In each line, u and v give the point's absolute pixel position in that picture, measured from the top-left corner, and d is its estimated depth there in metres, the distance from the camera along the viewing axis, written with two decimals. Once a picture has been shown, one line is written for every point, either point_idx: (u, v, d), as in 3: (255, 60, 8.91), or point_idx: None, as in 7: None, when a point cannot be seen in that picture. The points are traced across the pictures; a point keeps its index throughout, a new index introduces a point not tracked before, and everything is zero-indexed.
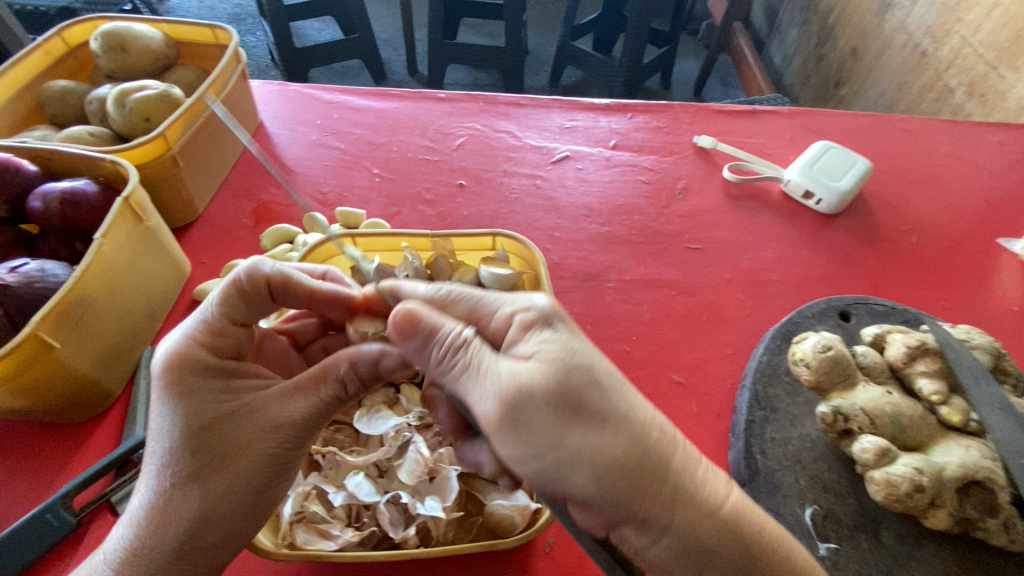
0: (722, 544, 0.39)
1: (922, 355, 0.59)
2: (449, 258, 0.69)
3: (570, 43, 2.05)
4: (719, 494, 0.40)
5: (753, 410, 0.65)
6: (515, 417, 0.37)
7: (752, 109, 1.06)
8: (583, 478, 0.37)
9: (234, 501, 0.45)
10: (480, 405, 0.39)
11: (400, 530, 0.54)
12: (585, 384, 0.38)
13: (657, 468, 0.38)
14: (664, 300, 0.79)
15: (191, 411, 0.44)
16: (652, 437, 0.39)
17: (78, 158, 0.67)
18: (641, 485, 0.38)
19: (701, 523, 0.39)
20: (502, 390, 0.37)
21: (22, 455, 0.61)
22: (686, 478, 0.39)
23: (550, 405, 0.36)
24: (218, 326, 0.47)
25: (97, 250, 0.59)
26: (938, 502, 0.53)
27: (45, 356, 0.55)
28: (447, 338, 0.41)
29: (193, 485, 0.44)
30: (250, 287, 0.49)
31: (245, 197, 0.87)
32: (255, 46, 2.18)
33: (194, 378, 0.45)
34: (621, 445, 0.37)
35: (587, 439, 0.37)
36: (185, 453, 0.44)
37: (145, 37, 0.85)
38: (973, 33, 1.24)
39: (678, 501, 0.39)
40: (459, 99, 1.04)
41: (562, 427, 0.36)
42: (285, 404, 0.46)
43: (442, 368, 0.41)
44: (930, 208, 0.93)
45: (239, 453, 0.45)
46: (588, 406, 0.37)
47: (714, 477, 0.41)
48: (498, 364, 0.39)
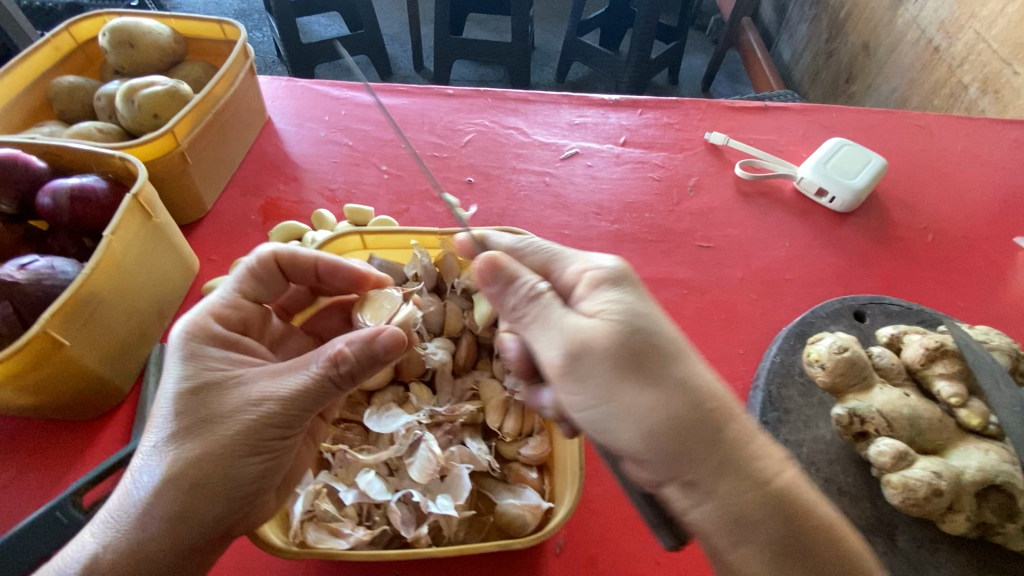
0: (767, 517, 0.37)
1: (941, 356, 0.58)
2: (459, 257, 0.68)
3: (577, 38, 2.03)
4: (771, 474, 0.39)
5: (766, 411, 0.64)
6: (576, 367, 0.39)
7: (764, 106, 1.05)
8: (632, 431, 0.38)
9: (211, 472, 0.43)
10: (545, 352, 0.41)
11: (412, 529, 0.54)
12: (644, 344, 0.39)
13: (706, 433, 0.38)
14: (675, 299, 0.79)
15: (186, 375, 0.45)
16: (706, 404, 0.39)
17: (87, 155, 0.67)
18: (689, 445, 0.38)
19: (746, 496, 0.38)
20: (568, 344, 0.40)
21: (31, 453, 0.61)
22: (737, 447, 0.39)
23: (609, 357, 0.39)
24: (232, 300, 0.52)
25: (106, 248, 0.59)
26: (957, 506, 0.52)
27: (53, 352, 0.54)
28: (523, 288, 0.44)
29: (173, 447, 0.43)
30: (260, 265, 0.53)
31: (253, 194, 0.86)
32: (262, 42, 2.18)
33: (197, 345, 0.47)
34: (671, 405, 0.38)
35: (640, 396, 0.38)
36: (173, 412, 0.43)
37: (153, 32, 0.85)
38: (987, 29, 1.22)
39: (725, 470, 0.38)
40: (467, 95, 1.03)
41: (618, 381, 0.38)
42: (273, 380, 0.45)
43: (514, 314, 0.44)
44: (945, 207, 0.92)
45: (222, 422, 0.44)
46: (643, 364, 0.39)
47: (771, 456, 0.40)
48: (566, 317, 0.41)
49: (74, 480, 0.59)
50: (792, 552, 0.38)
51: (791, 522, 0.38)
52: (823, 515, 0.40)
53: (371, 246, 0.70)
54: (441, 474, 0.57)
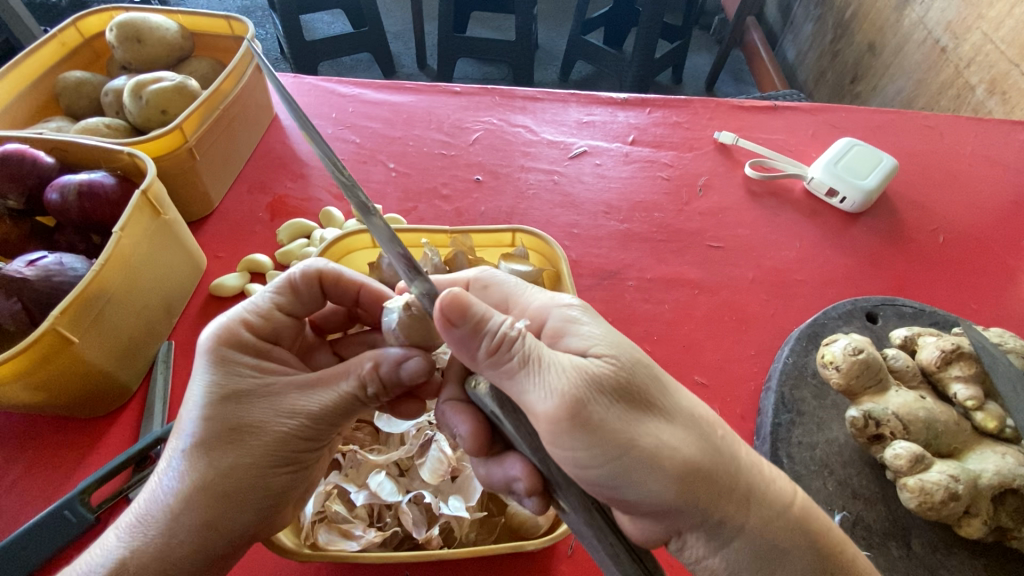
0: (795, 546, 0.40)
1: (957, 359, 0.58)
2: (469, 255, 0.68)
3: (581, 37, 2.02)
4: (787, 494, 0.41)
5: (779, 413, 0.63)
6: (585, 414, 0.36)
7: (773, 105, 1.04)
8: (654, 480, 0.37)
9: (240, 482, 0.42)
10: (544, 402, 0.37)
11: (423, 530, 0.53)
12: (647, 381, 0.39)
13: (727, 465, 0.39)
14: (685, 299, 0.78)
15: (218, 382, 0.43)
16: (718, 432, 0.40)
17: (95, 151, 0.67)
18: (715, 484, 0.38)
19: (772, 524, 0.40)
20: (573, 386, 0.36)
21: (38, 451, 0.60)
22: (756, 477, 0.40)
23: (618, 399, 0.37)
24: (266, 311, 0.49)
25: (116, 244, 0.58)
26: (973, 510, 0.52)
27: (63, 350, 0.54)
28: (501, 328, 0.38)
29: (203, 457, 0.42)
30: (301, 281, 0.51)
31: (260, 191, 0.86)
32: (265, 39, 2.18)
33: (230, 351, 0.44)
34: (688, 442, 0.38)
35: (659, 435, 0.37)
36: (203, 421, 0.42)
37: (161, 28, 0.84)
38: (995, 29, 1.22)
39: (751, 500, 0.39)
40: (474, 93, 1.03)
41: (634, 422, 0.37)
42: (305, 395, 0.44)
43: (496, 361, 0.38)
44: (956, 208, 0.91)
45: (255, 432, 0.43)
46: (649, 401, 0.38)
47: (782, 479, 0.43)
48: (561, 357, 0.38)
49: (80, 480, 0.59)
50: (817, 570, 0.41)
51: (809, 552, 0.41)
52: (817, 531, 0.42)
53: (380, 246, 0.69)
54: (452, 475, 0.57)
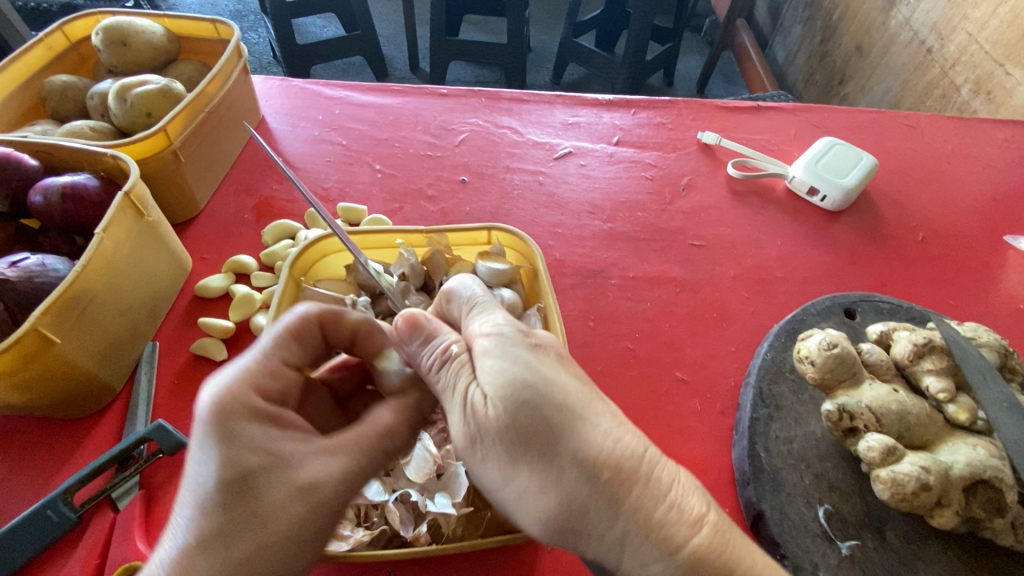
0: None
1: (929, 353, 0.59)
2: (446, 254, 0.69)
3: (572, 39, 2.03)
4: (675, 538, 0.38)
5: (757, 408, 0.64)
6: (474, 449, 0.41)
7: (756, 105, 1.05)
8: (531, 514, 0.40)
9: (263, 568, 0.39)
10: (452, 425, 0.43)
11: (411, 528, 0.54)
12: (532, 423, 0.39)
13: (602, 508, 0.38)
14: (667, 297, 0.79)
15: (230, 462, 0.39)
16: (602, 479, 0.38)
17: (79, 153, 0.67)
18: (585, 526, 0.39)
19: (652, 568, 0.38)
20: (466, 423, 0.41)
21: (21, 451, 0.61)
22: (638, 519, 0.38)
23: (499, 441, 0.40)
24: (270, 368, 0.46)
25: (98, 245, 0.59)
26: (945, 501, 0.53)
27: (45, 351, 0.54)
28: (435, 352, 0.45)
29: (219, 545, 0.38)
30: (302, 330, 0.49)
31: (246, 192, 0.86)
32: (257, 42, 2.18)
33: (242, 423, 0.41)
34: (560, 491, 0.39)
35: (532, 480, 0.39)
36: (216, 507, 0.39)
37: (146, 32, 0.85)
38: (979, 30, 1.23)
39: (626, 545, 0.39)
40: (461, 95, 1.04)
41: (512, 465, 0.40)
42: (324, 464, 0.42)
43: (428, 378, 0.45)
44: (935, 205, 0.93)
45: (272, 514, 0.40)
46: (533, 444, 0.39)
47: (679, 522, 0.38)
48: (464, 391, 0.42)
49: (65, 478, 0.59)
50: None
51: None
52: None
53: (357, 248, 0.71)
54: (437, 472, 0.57)
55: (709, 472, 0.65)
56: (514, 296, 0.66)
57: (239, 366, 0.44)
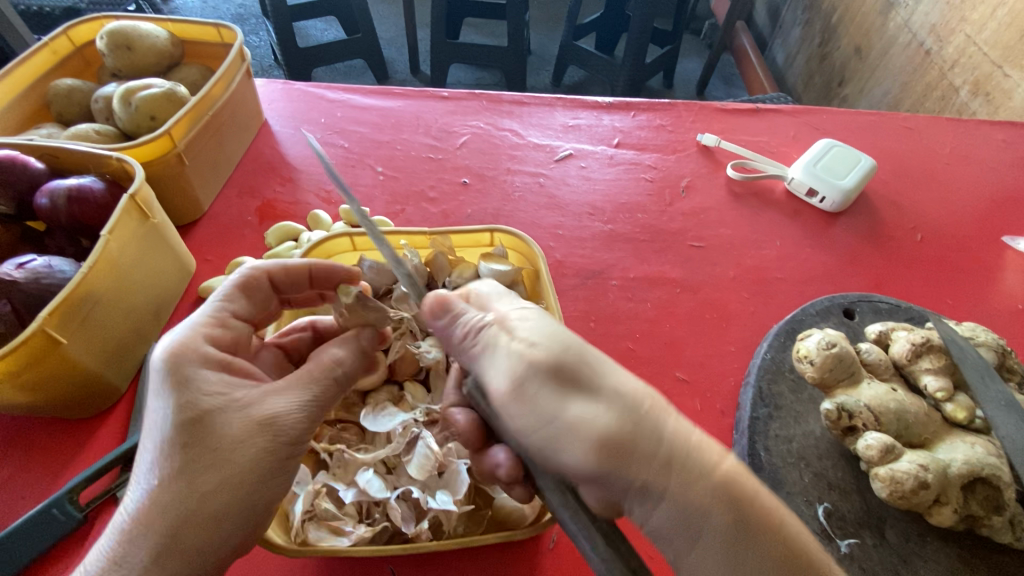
0: (715, 509, 0.41)
1: (927, 352, 0.59)
2: (449, 255, 0.69)
3: (572, 42, 2.04)
4: (708, 460, 0.42)
5: (757, 407, 0.65)
6: (521, 391, 0.43)
7: (755, 108, 1.06)
8: (577, 448, 0.42)
9: (225, 500, 0.42)
10: (494, 378, 0.45)
11: (412, 525, 0.54)
12: (578, 363, 0.43)
13: (647, 433, 0.42)
14: (667, 298, 0.80)
15: (183, 403, 0.43)
16: (641, 408, 0.42)
17: (85, 156, 0.68)
18: (633, 454, 0.41)
19: (695, 488, 0.41)
20: (513, 370, 0.44)
21: (28, 451, 0.61)
22: (678, 442, 0.42)
23: (549, 378, 0.43)
24: (221, 318, 0.50)
25: (104, 247, 0.59)
26: (943, 499, 0.53)
27: (51, 351, 0.55)
28: (472, 319, 0.47)
29: (180, 479, 0.42)
30: (249, 282, 0.53)
31: (249, 195, 0.87)
32: (258, 46, 2.20)
33: (194, 368, 0.44)
34: (609, 415, 0.42)
35: (584, 411, 0.42)
36: (176, 446, 0.42)
37: (151, 36, 0.86)
38: (977, 32, 1.24)
39: (671, 468, 0.41)
40: (462, 98, 1.05)
41: (562, 399, 0.42)
42: (276, 400, 0.45)
43: (463, 345, 0.47)
44: (934, 206, 0.93)
45: (232, 449, 0.43)
46: (579, 380, 0.43)
47: (710, 445, 0.43)
48: (509, 344, 0.45)
49: (71, 478, 0.60)
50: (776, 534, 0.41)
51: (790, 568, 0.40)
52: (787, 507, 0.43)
53: (360, 249, 0.71)
54: (438, 470, 0.58)
55: None
56: None
57: (191, 321, 0.48)
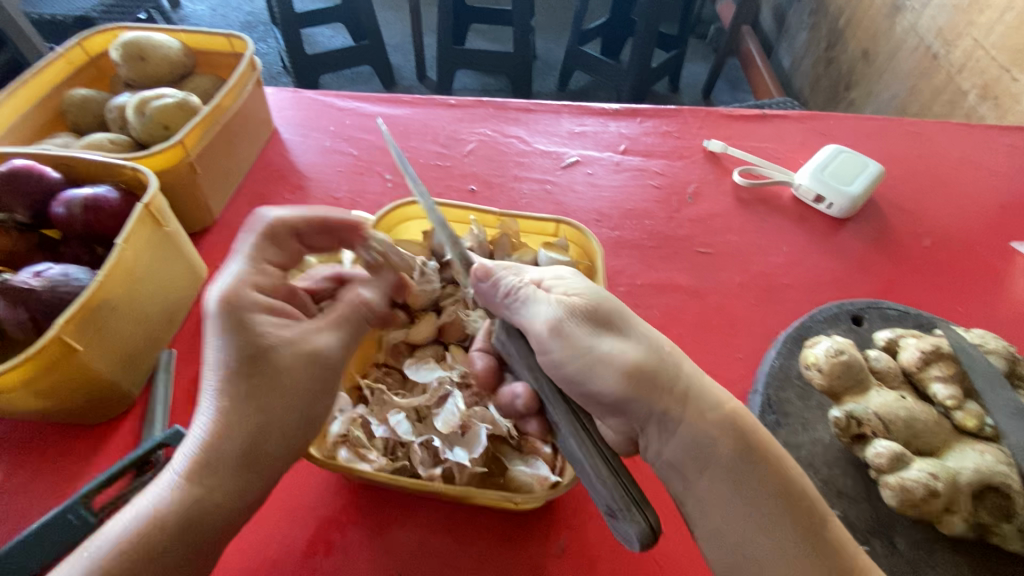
0: (725, 436, 0.44)
1: (937, 359, 0.60)
2: (512, 239, 0.71)
3: (578, 47, 2.05)
4: (720, 396, 0.46)
5: (765, 415, 0.65)
6: (559, 329, 0.47)
7: (762, 114, 1.06)
8: (609, 373, 0.45)
9: (282, 427, 0.45)
10: (535, 322, 0.48)
11: (428, 468, 0.56)
12: (611, 312, 0.48)
13: (668, 369, 0.47)
14: (674, 304, 0.80)
15: (244, 340, 0.44)
16: (664, 350, 0.48)
17: (100, 165, 0.69)
18: (658, 382, 0.46)
19: (708, 417, 0.45)
20: (553, 313, 0.47)
21: (42, 459, 0.62)
22: (694, 381, 0.47)
23: (584, 320, 0.47)
24: (259, 266, 0.50)
25: (118, 256, 0.60)
26: (953, 507, 0.53)
27: (66, 358, 0.56)
28: (510, 282, 0.51)
29: (238, 405, 0.43)
30: (274, 232, 0.53)
31: (260, 202, 0.88)
32: (267, 53, 2.22)
33: (248, 312, 0.46)
34: (636, 349, 0.47)
35: (615, 346, 0.46)
36: (239, 375, 0.44)
37: (164, 46, 0.87)
38: (985, 36, 1.24)
39: (689, 399, 0.46)
40: (469, 106, 1.05)
41: (595, 336, 0.47)
42: (326, 337, 0.49)
43: (503, 302, 0.50)
44: (942, 211, 0.93)
45: (288, 379, 0.45)
46: (610, 324, 0.48)
47: (719, 388, 0.48)
48: (548, 297, 0.49)
49: (84, 485, 0.60)
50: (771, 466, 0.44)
51: (807, 507, 0.43)
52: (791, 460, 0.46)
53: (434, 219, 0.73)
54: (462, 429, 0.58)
55: None
56: None
57: (233, 270, 0.48)
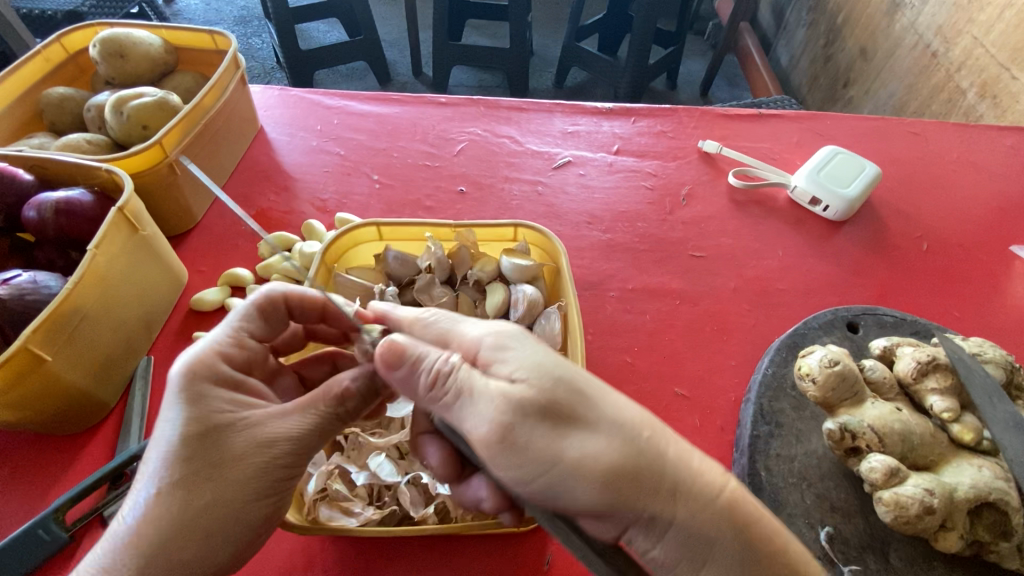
0: (724, 535, 0.39)
1: (933, 371, 0.58)
2: (471, 249, 0.71)
3: (574, 43, 2.03)
4: (715, 481, 0.40)
5: (758, 425, 0.63)
6: (510, 438, 0.39)
7: (758, 113, 1.04)
8: (583, 487, 0.38)
9: (216, 518, 0.42)
10: (475, 428, 0.40)
11: (419, 509, 0.55)
12: (570, 397, 0.40)
13: (652, 464, 0.39)
14: (666, 309, 0.78)
15: (193, 418, 0.43)
16: (642, 436, 0.40)
17: (74, 167, 0.67)
18: (641, 484, 0.39)
19: (702, 515, 0.39)
20: (498, 413, 0.39)
21: (14, 469, 0.60)
22: (683, 470, 0.40)
23: (537, 418, 0.39)
24: (238, 339, 0.50)
25: (90, 262, 0.58)
26: (949, 524, 0.52)
27: (36, 369, 0.54)
28: (434, 365, 0.43)
29: (172, 491, 0.41)
30: (269, 305, 0.53)
31: (243, 204, 0.86)
32: (260, 48, 2.19)
33: (203, 385, 0.45)
34: (611, 449, 0.39)
35: (582, 447, 0.38)
36: (178, 457, 0.42)
37: (144, 43, 0.85)
38: (984, 34, 1.22)
39: (679, 494, 0.39)
40: (460, 104, 1.03)
41: (558, 439, 0.38)
42: (282, 422, 0.45)
43: (433, 395, 0.43)
44: (940, 214, 0.91)
45: (230, 466, 0.43)
46: (574, 415, 0.40)
47: (714, 468, 0.41)
48: (486, 386, 0.41)
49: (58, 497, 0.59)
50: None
51: None
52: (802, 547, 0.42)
53: (386, 238, 0.72)
54: None
55: None
56: (536, 292, 0.69)
57: (208, 339, 0.48)
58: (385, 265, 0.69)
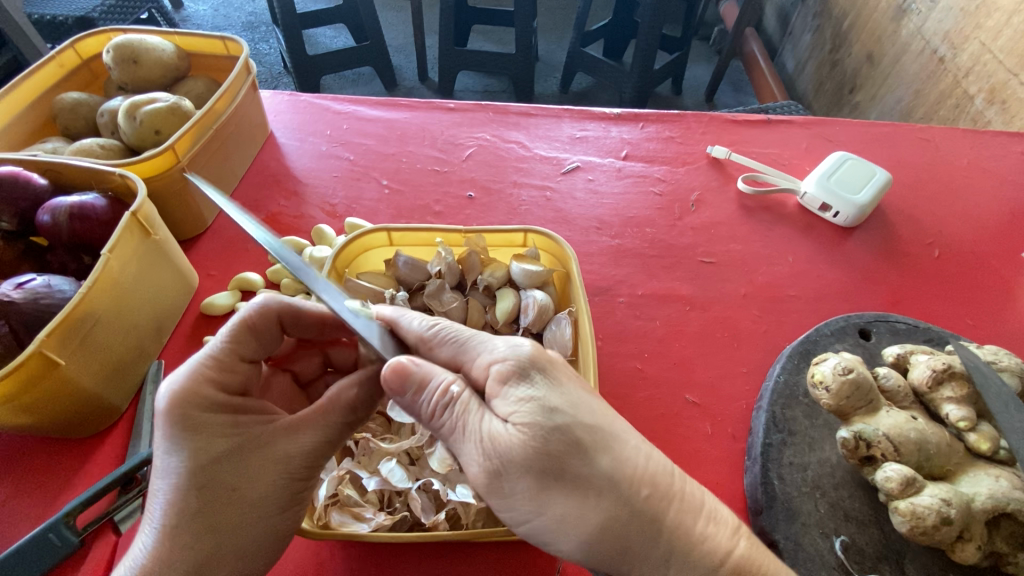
0: None
1: (949, 379, 0.57)
2: (481, 255, 0.71)
3: (580, 49, 2.03)
4: (721, 552, 0.42)
5: (770, 433, 0.63)
6: (499, 483, 0.42)
7: (766, 119, 1.04)
8: (572, 539, 0.41)
9: (241, 539, 0.44)
10: (469, 465, 0.43)
11: (430, 515, 0.55)
12: (567, 453, 0.41)
13: (645, 527, 0.42)
14: (677, 316, 0.78)
15: (197, 447, 0.43)
16: (637, 499, 0.41)
17: (88, 171, 0.67)
18: (630, 544, 0.42)
19: None
20: (488, 459, 0.41)
21: (24, 473, 0.60)
22: (680, 536, 0.42)
23: (529, 472, 0.40)
24: (226, 362, 0.48)
25: (104, 266, 0.58)
26: (967, 535, 0.51)
27: (49, 373, 0.54)
28: (434, 396, 0.43)
29: (191, 519, 0.42)
30: (262, 318, 0.52)
31: (254, 209, 0.87)
32: (268, 54, 2.21)
33: (201, 413, 0.44)
34: (604, 510, 0.41)
35: (573, 506, 0.41)
36: (189, 487, 0.42)
37: (157, 49, 0.86)
38: (993, 40, 1.21)
39: (671, 560, 0.42)
40: (468, 109, 1.03)
41: (549, 496, 0.41)
42: (291, 438, 0.46)
43: (431, 423, 0.44)
44: (951, 220, 0.91)
45: (246, 488, 0.44)
46: (569, 472, 0.41)
47: (719, 532, 0.43)
48: (482, 427, 0.42)
49: (68, 501, 0.59)
50: None
51: None
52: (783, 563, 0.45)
53: (396, 244, 0.72)
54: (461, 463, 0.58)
55: (722, 496, 0.63)
56: (546, 298, 0.68)
57: (190, 363, 0.47)
58: (395, 269, 0.70)
